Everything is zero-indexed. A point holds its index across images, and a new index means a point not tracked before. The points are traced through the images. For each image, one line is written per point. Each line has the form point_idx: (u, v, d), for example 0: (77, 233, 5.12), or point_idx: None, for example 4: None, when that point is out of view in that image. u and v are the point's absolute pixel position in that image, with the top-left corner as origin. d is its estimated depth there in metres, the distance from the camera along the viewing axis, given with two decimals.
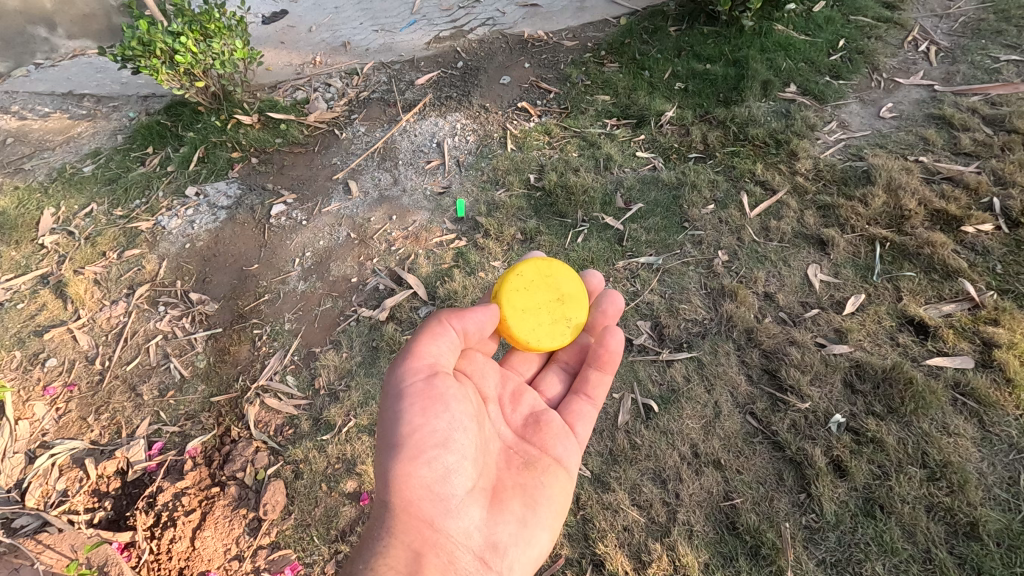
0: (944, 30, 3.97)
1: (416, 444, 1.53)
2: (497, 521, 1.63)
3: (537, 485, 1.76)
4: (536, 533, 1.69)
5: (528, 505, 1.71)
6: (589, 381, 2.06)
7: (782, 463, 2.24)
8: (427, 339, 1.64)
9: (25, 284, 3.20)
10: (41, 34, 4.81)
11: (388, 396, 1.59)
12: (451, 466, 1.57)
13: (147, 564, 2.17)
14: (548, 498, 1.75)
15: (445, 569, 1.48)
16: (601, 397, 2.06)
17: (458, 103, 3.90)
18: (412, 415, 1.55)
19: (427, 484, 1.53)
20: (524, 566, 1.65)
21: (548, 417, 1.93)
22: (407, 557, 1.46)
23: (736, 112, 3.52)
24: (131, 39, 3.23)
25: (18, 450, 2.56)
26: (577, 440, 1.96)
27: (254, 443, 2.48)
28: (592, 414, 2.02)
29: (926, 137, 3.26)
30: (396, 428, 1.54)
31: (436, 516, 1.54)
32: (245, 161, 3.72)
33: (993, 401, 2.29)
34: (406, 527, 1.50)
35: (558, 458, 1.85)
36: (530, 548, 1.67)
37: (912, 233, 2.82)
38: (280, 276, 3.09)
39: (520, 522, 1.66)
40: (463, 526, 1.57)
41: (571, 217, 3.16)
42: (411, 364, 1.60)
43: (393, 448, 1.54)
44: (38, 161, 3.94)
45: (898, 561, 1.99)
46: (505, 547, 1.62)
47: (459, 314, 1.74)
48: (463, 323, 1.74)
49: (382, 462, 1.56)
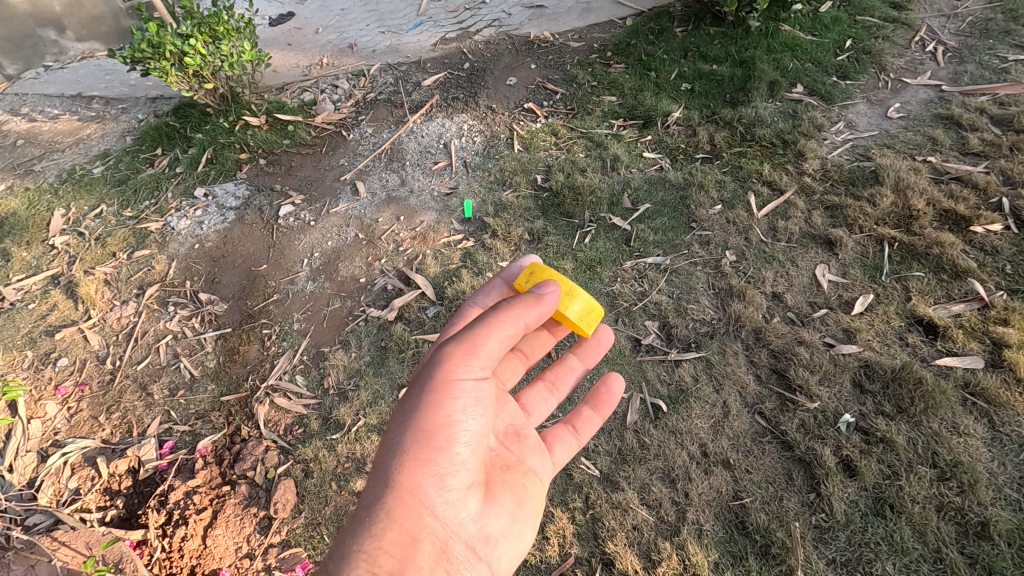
0: (952, 30, 3.96)
1: (438, 434, 1.56)
2: (489, 514, 1.66)
3: (523, 484, 1.81)
4: (522, 529, 1.73)
5: (516, 501, 1.75)
6: (580, 416, 2.11)
7: (791, 463, 2.24)
8: (487, 335, 1.63)
9: (36, 284, 3.23)
10: (51, 36, 4.87)
11: (424, 380, 1.58)
12: (458, 458, 1.59)
13: (159, 561, 2.20)
14: (532, 497, 1.81)
15: (437, 557, 1.51)
16: (587, 434, 2.09)
17: (465, 104, 3.92)
18: (438, 405, 1.56)
19: (436, 473, 1.55)
20: (507, 558, 1.69)
21: (528, 429, 1.99)
22: (403, 542, 1.46)
23: (743, 113, 3.53)
24: (141, 41, 3.27)
25: (30, 449, 2.58)
26: (553, 460, 2.00)
27: (264, 442, 2.49)
28: (573, 445, 2.06)
29: (933, 137, 3.26)
30: (423, 415, 1.55)
31: (436, 504, 1.54)
32: (253, 162, 3.75)
33: (1003, 401, 2.28)
34: (406, 513, 1.50)
35: (538, 465, 1.91)
36: (515, 542, 1.71)
37: (921, 233, 2.82)
38: (289, 276, 3.11)
39: (508, 516, 1.71)
40: (459, 516, 1.58)
41: (579, 217, 3.17)
42: (466, 359, 1.61)
43: (413, 433, 1.54)
44: (48, 163, 3.98)
45: (909, 560, 1.99)
46: (493, 539, 1.66)
47: (530, 309, 1.69)
48: (528, 318, 1.70)
49: (395, 442, 1.55)
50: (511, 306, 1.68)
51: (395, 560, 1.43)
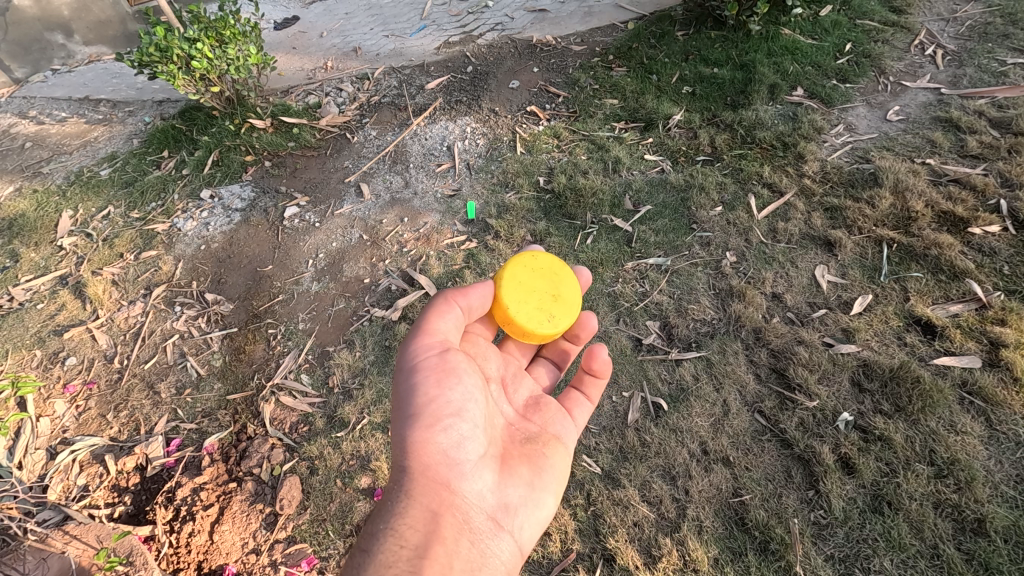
0: (951, 33, 4.00)
1: (432, 412, 1.60)
2: (507, 484, 1.70)
3: (542, 453, 1.82)
4: (545, 496, 1.76)
5: (535, 470, 1.77)
6: (584, 381, 2.11)
7: (790, 460, 2.27)
8: (436, 317, 1.70)
9: (44, 285, 3.27)
10: (58, 40, 4.94)
11: (404, 370, 1.66)
12: (462, 432, 1.63)
13: (167, 557, 2.22)
14: (553, 465, 1.82)
15: (461, 528, 1.56)
16: (598, 396, 2.12)
17: (468, 107, 3.97)
18: (423, 387, 1.62)
19: (442, 449, 1.60)
20: (532, 528, 1.72)
21: (545, 401, 2.00)
22: (426, 517, 1.52)
23: (744, 116, 3.57)
24: (148, 46, 3.33)
25: (40, 446, 2.61)
26: (574, 423, 2.03)
27: (270, 440, 2.53)
28: (589, 408, 2.09)
29: (932, 140, 3.29)
30: (413, 400, 1.61)
31: (451, 479, 1.60)
32: (259, 164, 3.81)
33: (1000, 400, 2.30)
34: (424, 490, 1.56)
35: (555, 433, 1.91)
36: (538, 510, 1.74)
37: (919, 234, 2.85)
38: (294, 276, 3.16)
39: (528, 486, 1.73)
40: (476, 488, 1.64)
41: (581, 219, 3.21)
42: (426, 341, 1.67)
43: (411, 417, 1.61)
44: (56, 165, 4.03)
45: (906, 557, 2.01)
46: (515, 508, 1.69)
47: (460, 294, 1.78)
48: (467, 301, 1.80)
49: (399, 431, 1.63)
50: (443, 291, 1.77)
51: (421, 533, 1.48)
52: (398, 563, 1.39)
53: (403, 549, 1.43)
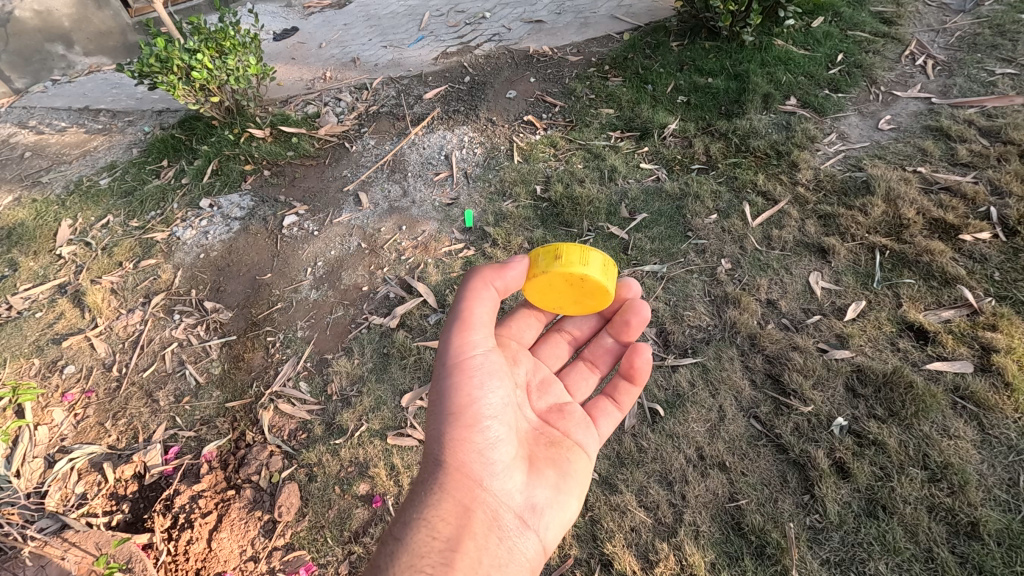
0: (941, 44, 4.07)
1: (473, 413, 1.66)
2: (534, 485, 1.72)
3: (569, 459, 1.85)
4: (568, 500, 1.77)
5: (561, 474, 1.79)
6: (617, 388, 2.11)
7: (786, 465, 2.28)
8: (473, 311, 1.69)
9: (43, 293, 3.29)
10: (58, 51, 4.97)
11: (444, 366, 1.68)
12: (495, 434, 1.69)
13: (165, 564, 2.22)
14: (578, 472, 1.84)
15: (490, 524, 1.60)
16: (628, 404, 2.11)
17: (466, 116, 4.02)
18: (464, 387, 1.67)
19: (475, 448, 1.65)
20: (557, 530, 1.74)
21: (571, 408, 2.02)
22: (457, 511, 1.56)
23: (737, 125, 3.62)
24: (149, 56, 3.35)
25: (38, 454, 2.61)
26: (599, 432, 2.04)
27: (268, 447, 2.54)
28: (617, 416, 2.09)
29: (923, 149, 3.34)
30: (452, 398, 1.66)
31: (483, 476, 1.64)
32: (257, 174, 3.84)
33: (992, 404, 2.33)
34: (456, 485, 1.61)
35: (581, 442, 1.94)
36: (563, 513, 1.76)
37: (911, 241, 2.89)
38: (293, 285, 3.17)
39: (554, 488, 1.75)
40: (506, 486, 1.67)
41: (577, 226, 3.24)
42: (467, 340, 1.69)
43: (451, 413, 1.65)
44: (55, 174, 4.05)
45: (901, 560, 2.03)
46: (541, 509, 1.71)
47: (495, 273, 1.75)
48: (497, 283, 1.75)
49: (436, 427, 1.67)
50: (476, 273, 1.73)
51: (452, 527, 1.53)
52: (430, 554, 1.45)
53: (435, 540, 1.49)
